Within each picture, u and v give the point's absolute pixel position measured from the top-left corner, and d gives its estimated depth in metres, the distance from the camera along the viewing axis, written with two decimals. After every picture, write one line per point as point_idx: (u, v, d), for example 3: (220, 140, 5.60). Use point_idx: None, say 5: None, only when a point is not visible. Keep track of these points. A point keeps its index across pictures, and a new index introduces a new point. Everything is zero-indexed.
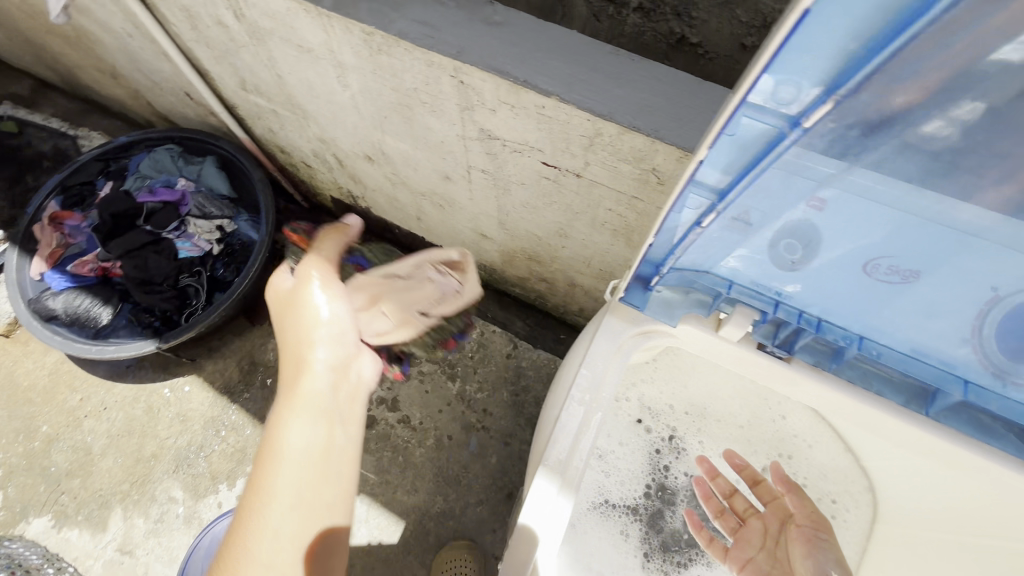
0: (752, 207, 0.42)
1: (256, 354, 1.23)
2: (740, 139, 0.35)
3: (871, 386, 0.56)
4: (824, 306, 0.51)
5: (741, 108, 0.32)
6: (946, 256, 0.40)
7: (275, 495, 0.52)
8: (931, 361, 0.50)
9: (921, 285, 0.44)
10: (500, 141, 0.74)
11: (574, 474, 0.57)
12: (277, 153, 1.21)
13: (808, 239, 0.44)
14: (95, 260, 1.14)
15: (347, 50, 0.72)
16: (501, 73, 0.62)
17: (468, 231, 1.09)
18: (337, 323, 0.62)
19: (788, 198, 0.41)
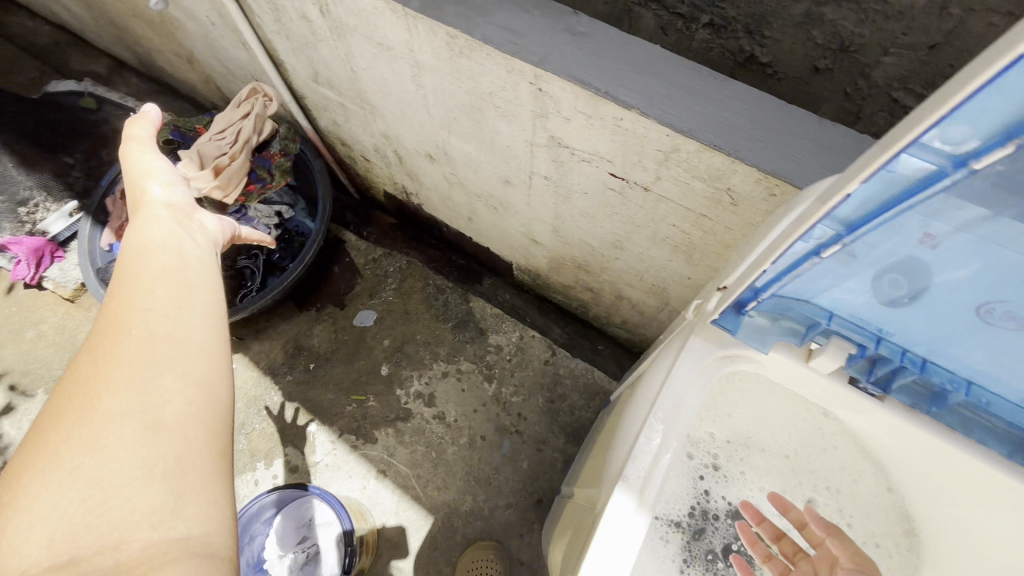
0: (879, 242, 0.37)
1: (300, 338, 1.27)
2: (893, 175, 0.31)
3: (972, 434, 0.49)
4: (933, 345, 0.44)
5: (905, 152, 0.29)
6: None
7: (142, 275, 0.53)
8: None
9: None
10: (569, 149, 0.74)
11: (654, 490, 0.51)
12: (337, 145, 1.25)
13: (923, 275, 0.39)
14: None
15: (427, 50, 0.74)
16: (582, 83, 0.62)
17: (520, 236, 1.10)
18: (165, 173, 0.74)
19: (908, 233, 0.36)
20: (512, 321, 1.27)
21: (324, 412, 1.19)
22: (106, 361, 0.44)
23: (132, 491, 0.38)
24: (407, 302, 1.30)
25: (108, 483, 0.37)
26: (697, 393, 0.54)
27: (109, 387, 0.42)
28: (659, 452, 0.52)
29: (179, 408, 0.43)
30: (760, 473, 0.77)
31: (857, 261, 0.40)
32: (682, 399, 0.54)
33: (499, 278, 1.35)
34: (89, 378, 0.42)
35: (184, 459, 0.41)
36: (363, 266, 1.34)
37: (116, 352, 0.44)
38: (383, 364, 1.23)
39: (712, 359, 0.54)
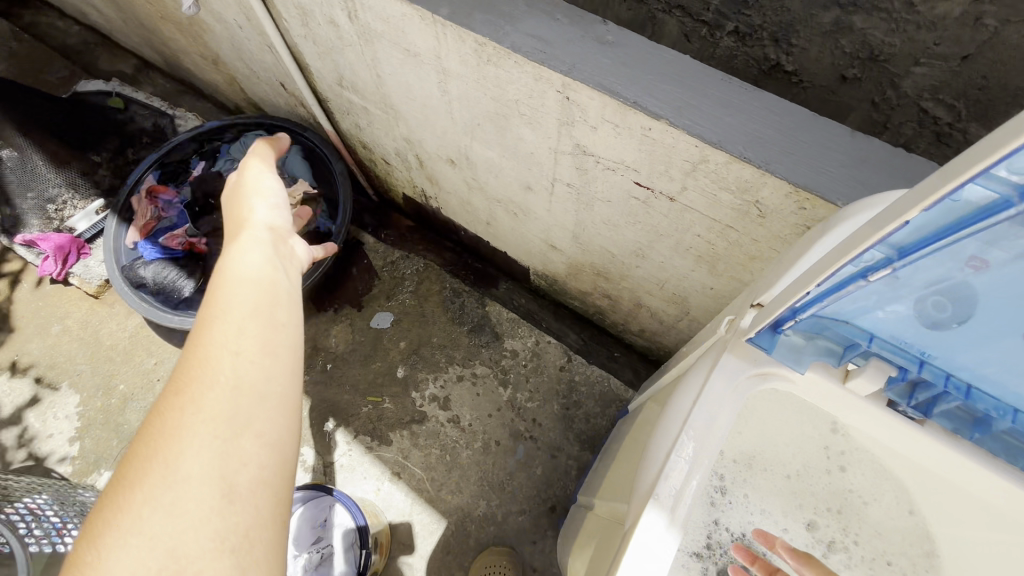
0: (933, 264, 0.36)
1: (318, 339, 1.28)
2: (955, 204, 0.31)
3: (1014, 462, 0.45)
4: (982, 372, 0.42)
5: (973, 181, 0.29)
6: None
7: (231, 309, 0.48)
8: None
9: None
10: (594, 157, 0.74)
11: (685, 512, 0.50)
12: (358, 148, 1.26)
13: (969, 296, 0.38)
14: (185, 235, 1.21)
15: (454, 57, 0.74)
16: (611, 93, 0.62)
17: (539, 241, 1.10)
18: (276, 194, 0.65)
19: (958, 254, 0.35)
20: (528, 326, 1.27)
21: (340, 412, 1.20)
22: (191, 412, 0.40)
23: (203, 567, 0.35)
24: (423, 305, 1.30)
25: (183, 554, 0.35)
26: (730, 414, 0.52)
27: (191, 443, 0.39)
28: (689, 472, 0.50)
29: (254, 473, 0.40)
30: (762, 494, 0.71)
31: (905, 283, 0.38)
32: (714, 419, 0.52)
33: (515, 283, 1.34)
34: (160, 443, 0.39)
35: (252, 531, 0.38)
36: (381, 268, 1.35)
37: (198, 401, 0.41)
38: (399, 366, 1.24)
39: (745, 378, 0.52)
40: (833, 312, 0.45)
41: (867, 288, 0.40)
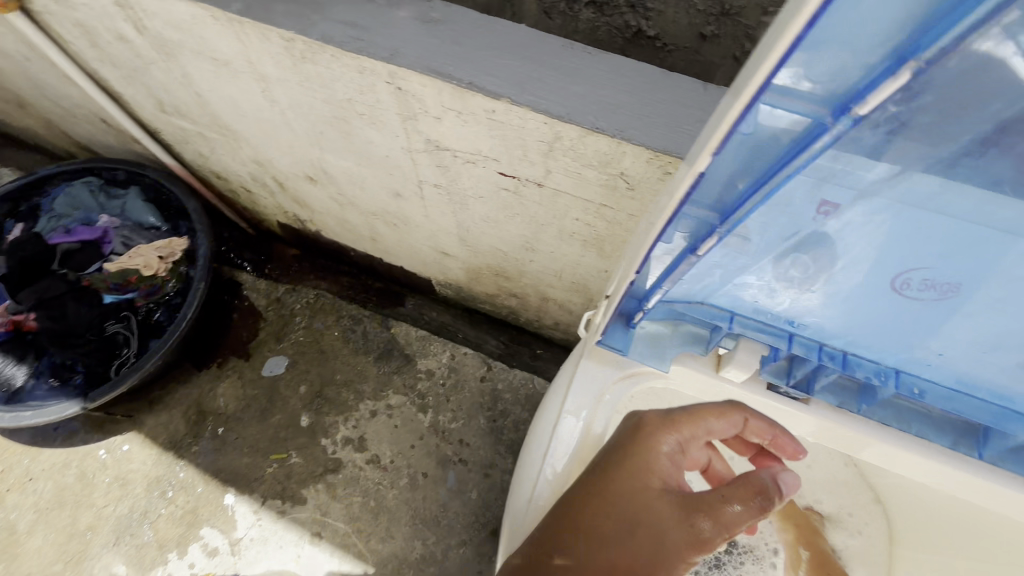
0: (782, 230, 0.35)
1: (203, 401, 1.12)
2: (759, 138, 0.28)
3: (910, 426, 0.50)
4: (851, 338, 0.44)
5: (760, 101, 0.25)
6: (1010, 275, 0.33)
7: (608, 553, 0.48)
8: (979, 392, 0.44)
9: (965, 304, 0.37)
10: (448, 151, 0.66)
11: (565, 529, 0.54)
12: (212, 179, 1.11)
13: (824, 257, 0.37)
14: (4, 313, 1.00)
15: (266, 60, 0.64)
16: (442, 76, 0.55)
17: (429, 250, 1.00)
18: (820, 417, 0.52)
19: (793, 214, 0.33)
20: (440, 342, 1.18)
21: (241, 480, 1.06)
22: None
23: None
24: (320, 340, 1.18)
25: None
26: (600, 421, 0.56)
27: None
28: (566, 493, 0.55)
29: None
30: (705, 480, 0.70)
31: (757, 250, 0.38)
32: (588, 419, 0.56)
33: (422, 297, 1.24)
34: None
35: None
36: (265, 308, 1.21)
37: None
38: (302, 414, 1.11)
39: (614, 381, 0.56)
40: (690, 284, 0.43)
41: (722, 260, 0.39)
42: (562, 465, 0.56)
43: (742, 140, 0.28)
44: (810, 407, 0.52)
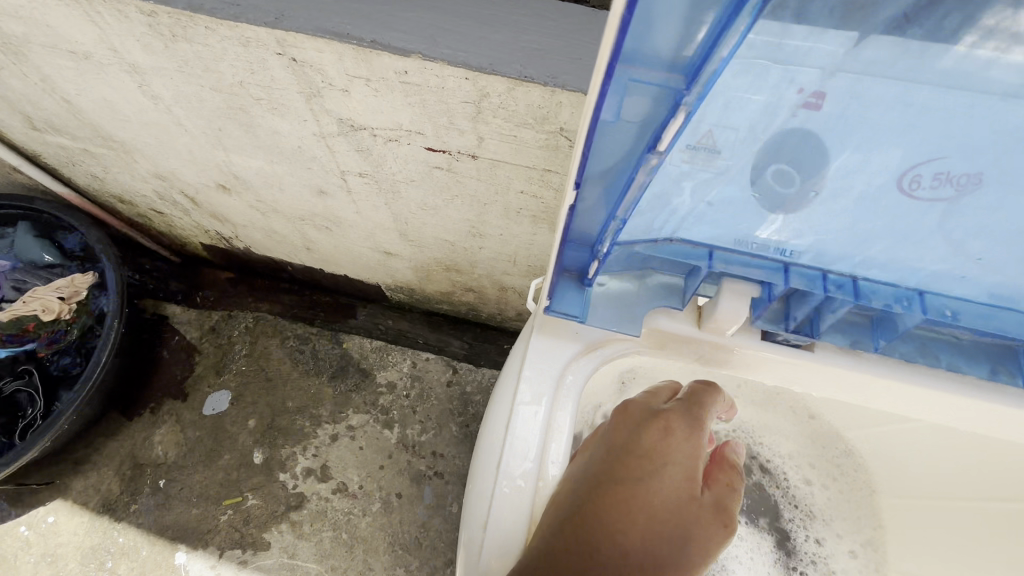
0: (752, 133, 0.35)
1: (138, 453, 1.00)
2: None
3: (939, 359, 0.48)
4: (855, 256, 0.42)
5: None
6: (1002, 141, 0.33)
7: None
8: (1008, 303, 0.42)
9: (972, 197, 0.37)
10: (366, 131, 0.58)
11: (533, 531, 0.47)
12: (116, 204, 0.98)
13: (811, 155, 0.37)
14: None
15: (133, 45, 0.54)
16: (340, 36, 0.47)
17: (371, 252, 0.91)
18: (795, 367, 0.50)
19: (771, 101, 0.33)
20: (399, 351, 1.09)
21: (191, 534, 0.94)
22: None
23: None
24: (264, 367, 1.07)
25: None
26: (565, 412, 0.49)
27: None
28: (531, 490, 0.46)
29: None
30: None
31: (733, 162, 0.37)
32: (549, 409, 0.49)
33: (375, 305, 1.15)
34: None
35: None
36: (199, 340, 1.09)
37: None
38: (254, 450, 1.00)
39: (574, 356, 0.50)
40: (650, 216, 0.41)
41: (696, 177, 0.38)
42: (530, 470, 0.47)
43: None
44: (816, 352, 0.49)
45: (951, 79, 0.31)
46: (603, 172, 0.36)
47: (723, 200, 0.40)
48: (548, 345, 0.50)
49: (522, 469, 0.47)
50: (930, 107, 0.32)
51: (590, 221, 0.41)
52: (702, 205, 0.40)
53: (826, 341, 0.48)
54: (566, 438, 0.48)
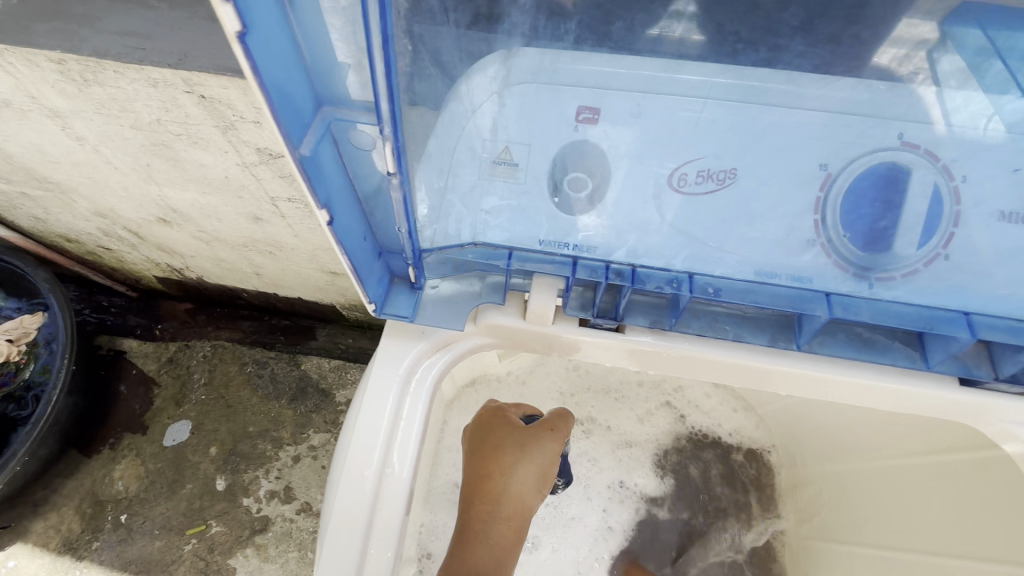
0: (508, 141, 0.46)
1: (98, 490, 0.99)
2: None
3: (727, 331, 0.53)
4: (631, 246, 0.48)
5: None
6: (723, 128, 0.45)
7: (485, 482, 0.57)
8: (783, 280, 0.47)
9: (736, 187, 0.46)
10: (285, 157, 0.61)
11: (384, 521, 0.50)
12: (63, 244, 0.99)
13: (589, 161, 0.47)
14: None
15: (50, 91, 0.56)
16: (241, 74, 0.50)
17: (316, 272, 0.93)
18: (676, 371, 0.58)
19: (531, 113, 0.46)
20: (358, 369, 1.11)
21: (155, 567, 0.94)
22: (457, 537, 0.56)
23: None
24: (224, 395, 1.08)
25: None
26: (421, 399, 0.54)
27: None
28: (377, 481, 0.50)
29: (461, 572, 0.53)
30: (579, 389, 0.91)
31: (518, 172, 0.47)
32: (396, 407, 0.53)
33: (333, 325, 1.16)
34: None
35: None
36: (156, 372, 1.10)
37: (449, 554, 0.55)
38: (216, 478, 1.00)
39: (417, 351, 0.55)
40: (445, 224, 0.48)
41: (471, 181, 0.47)
42: (375, 462, 0.51)
43: (305, 15, 0.31)
44: (627, 333, 0.53)
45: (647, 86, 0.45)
46: (374, 188, 0.43)
47: (495, 206, 0.48)
48: (399, 347, 0.54)
49: (368, 460, 0.51)
50: (641, 103, 0.45)
51: (392, 233, 0.48)
52: (481, 213, 0.48)
53: (631, 324, 0.53)
54: (415, 421, 0.53)
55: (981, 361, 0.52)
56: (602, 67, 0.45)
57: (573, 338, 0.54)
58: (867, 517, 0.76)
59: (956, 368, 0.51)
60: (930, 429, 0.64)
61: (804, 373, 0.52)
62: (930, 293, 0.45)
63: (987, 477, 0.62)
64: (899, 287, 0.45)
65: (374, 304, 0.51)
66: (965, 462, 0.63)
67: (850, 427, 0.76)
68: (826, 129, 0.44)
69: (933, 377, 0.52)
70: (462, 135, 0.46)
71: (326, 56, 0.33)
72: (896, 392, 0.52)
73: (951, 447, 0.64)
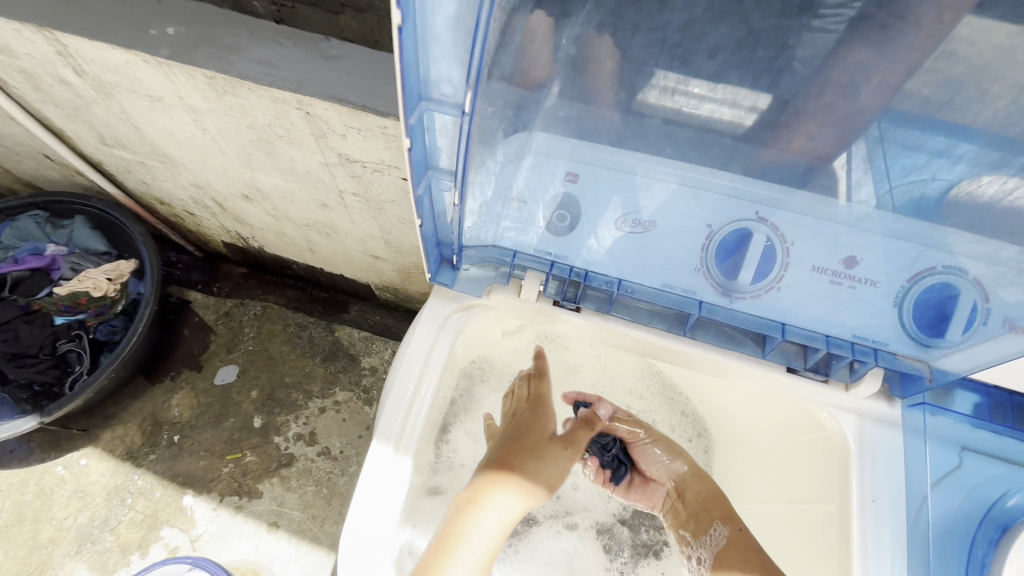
0: (520, 189, 0.53)
1: (158, 412, 1.19)
2: (438, 125, 0.44)
3: (643, 319, 0.67)
4: (585, 258, 0.59)
5: (424, 106, 0.41)
6: (669, 198, 0.50)
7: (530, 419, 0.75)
8: (676, 292, 0.59)
9: (660, 234, 0.53)
10: (358, 163, 0.79)
11: (411, 426, 0.65)
12: (156, 205, 1.20)
13: (573, 207, 0.53)
14: (59, 255, 1.12)
15: (194, 94, 0.75)
16: (340, 100, 0.67)
17: (361, 255, 1.11)
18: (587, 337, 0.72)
19: (530, 168, 0.50)
20: (382, 341, 1.28)
21: (198, 481, 1.13)
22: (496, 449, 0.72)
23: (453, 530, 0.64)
24: (269, 347, 1.26)
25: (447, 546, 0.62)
26: (443, 342, 0.70)
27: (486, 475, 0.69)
28: (418, 393, 0.66)
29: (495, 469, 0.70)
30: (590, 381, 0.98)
31: (525, 208, 0.55)
32: (434, 342, 0.69)
33: (365, 302, 1.34)
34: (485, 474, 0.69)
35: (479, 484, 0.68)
36: (214, 322, 1.29)
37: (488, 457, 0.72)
38: (254, 416, 1.19)
39: (452, 312, 0.71)
40: (478, 233, 0.61)
41: (494, 211, 0.56)
42: (415, 378, 0.66)
43: (429, 129, 0.44)
44: (583, 313, 0.68)
45: (602, 159, 0.48)
46: (445, 213, 0.57)
47: (510, 224, 0.58)
48: (440, 302, 0.71)
49: (412, 375, 0.67)
50: (598, 176, 0.49)
51: (449, 235, 0.61)
52: (499, 228, 0.59)
53: (584, 306, 0.67)
54: (442, 358, 0.69)
55: (796, 355, 0.64)
56: (590, 146, 0.48)
57: (544, 310, 0.69)
58: (762, 494, 0.80)
59: (781, 358, 0.64)
60: (797, 408, 0.68)
61: (721, 359, 0.65)
62: (850, 328, 0.55)
63: (824, 450, 0.66)
64: (755, 307, 0.57)
65: (430, 271, 0.66)
66: (817, 436, 0.67)
67: (753, 416, 0.80)
68: (765, 201, 0.47)
69: (770, 366, 0.65)
70: (474, 189, 0.53)
71: (432, 146, 0.46)
72: (786, 386, 0.65)
73: (809, 425, 0.68)
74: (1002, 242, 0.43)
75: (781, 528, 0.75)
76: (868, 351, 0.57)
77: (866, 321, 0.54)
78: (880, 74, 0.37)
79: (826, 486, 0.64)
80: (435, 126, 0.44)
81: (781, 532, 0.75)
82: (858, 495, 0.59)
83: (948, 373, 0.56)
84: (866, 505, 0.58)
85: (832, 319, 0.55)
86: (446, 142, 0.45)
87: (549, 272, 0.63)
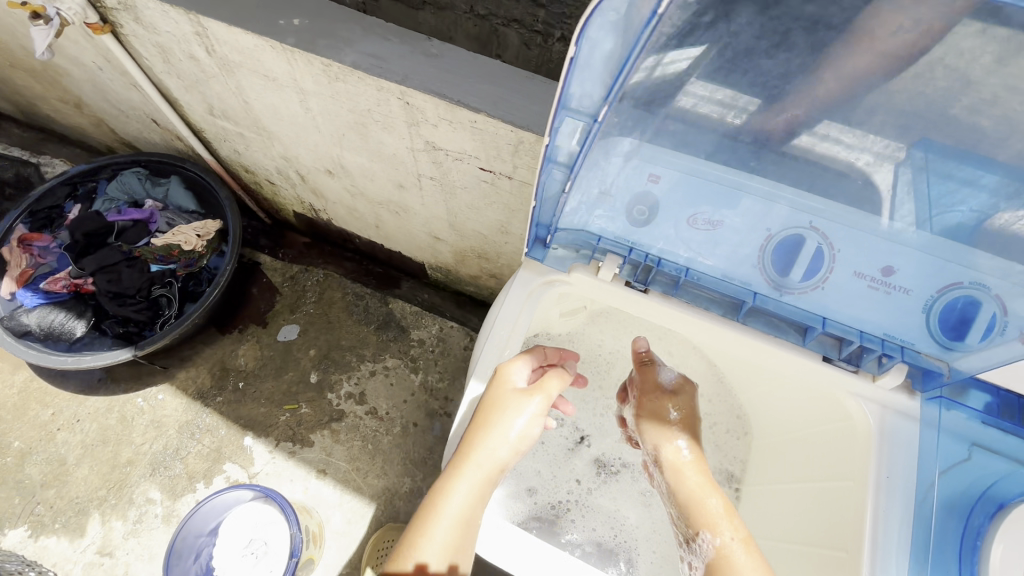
0: (612, 188, 0.60)
1: (226, 360, 1.31)
2: (567, 130, 0.51)
3: (702, 305, 0.73)
4: (662, 248, 0.66)
5: (564, 113, 0.48)
6: (733, 205, 0.57)
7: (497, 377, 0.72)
8: (734, 282, 0.66)
9: (727, 233, 0.60)
10: (442, 150, 0.88)
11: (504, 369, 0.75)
12: (241, 172, 1.31)
13: (654, 207, 0.60)
14: (155, 208, 1.26)
15: (307, 78, 0.85)
16: (440, 95, 0.76)
17: (424, 235, 1.21)
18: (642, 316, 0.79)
19: (628, 169, 0.57)
20: (431, 317, 1.38)
21: (259, 425, 1.25)
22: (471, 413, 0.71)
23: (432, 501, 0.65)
24: (328, 312, 1.38)
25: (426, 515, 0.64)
26: (528, 311, 0.77)
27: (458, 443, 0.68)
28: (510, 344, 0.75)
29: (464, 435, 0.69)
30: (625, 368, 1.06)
31: (613, 201, 0.61)
32: (519, 306, 0.76)
33: (416, 280, 1.45)
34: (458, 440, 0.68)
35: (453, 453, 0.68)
36: (281, 284, 1.41)
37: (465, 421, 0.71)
38: (311, 372, 1.30)
39: (537, 284, 0.77)
40: (570, 220, 0.67)
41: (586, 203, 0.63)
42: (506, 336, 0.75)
43: (558, 132, 0.51)
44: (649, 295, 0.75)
45: (696, 169, 0.55)
46: (548, 201, 0.63)
47: (600, 214, 0.64)
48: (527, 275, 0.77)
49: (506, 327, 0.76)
50: (684, 182, 0.56)
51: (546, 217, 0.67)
52: (586, 217, 0.66)
53: (652, 288, 0.74)
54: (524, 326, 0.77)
55: (832, 346, 0.70)
56: (688, 162, 0.54)
57: (612, 289, 0.76)
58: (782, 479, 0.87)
59: (818, 348, 0.70)
60: (830, 399, 0.74)
61: (773, 348, 0.72)
62: (891, 330, 0.61)
63: (851, 437, 0.71)
64: (802, 301, 0.64)
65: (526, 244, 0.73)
66: (843, 425, 0.73)
67: (788, 406, 0.86)
68: (838, 213, 0.53)
69: (806, 357, 0.71)
70: (578, 186, 0.59)
71: (555, 144, 0.53)
72: (829, 379, 0.71)
73: (836, 414, 0.74)
74: (1006, 262, 0.49)
75: (793, 508, 0.81)
76: (897, 347, 0.63)
77: (897, 322, 0.60)
78: (923, 115, 0.43)
79: (850, 467, 0.70)
80: (565, 129, 0.51)
81: (790, 512, 0.81)
82: (877, 472, 0.66)
83: (963, 370, 0.61)
84: (881, 480, 0.65)
85: (875, 321, 0.61)
86: (570, 143, 0.52)
87: (627, 257, 0.69)
